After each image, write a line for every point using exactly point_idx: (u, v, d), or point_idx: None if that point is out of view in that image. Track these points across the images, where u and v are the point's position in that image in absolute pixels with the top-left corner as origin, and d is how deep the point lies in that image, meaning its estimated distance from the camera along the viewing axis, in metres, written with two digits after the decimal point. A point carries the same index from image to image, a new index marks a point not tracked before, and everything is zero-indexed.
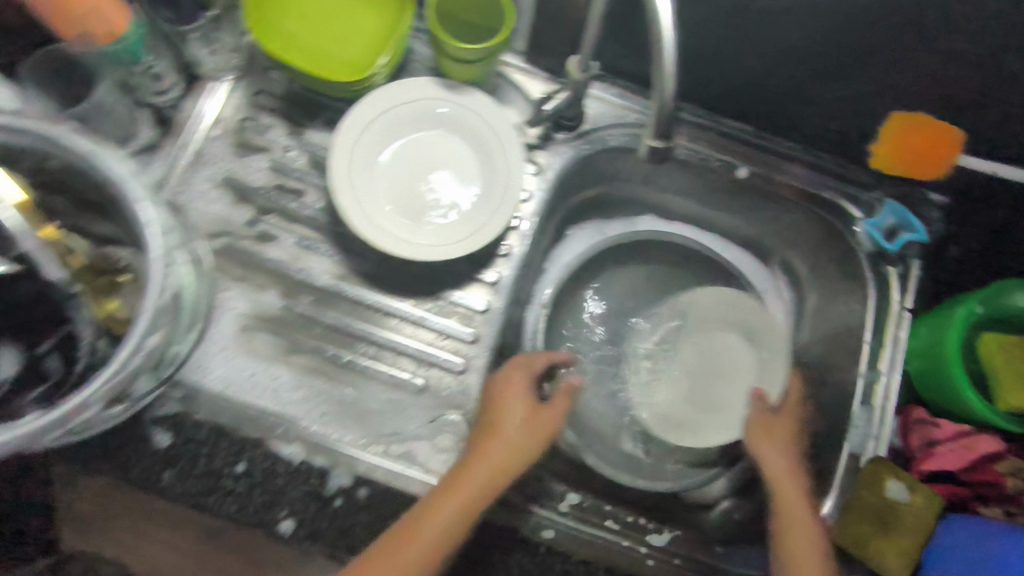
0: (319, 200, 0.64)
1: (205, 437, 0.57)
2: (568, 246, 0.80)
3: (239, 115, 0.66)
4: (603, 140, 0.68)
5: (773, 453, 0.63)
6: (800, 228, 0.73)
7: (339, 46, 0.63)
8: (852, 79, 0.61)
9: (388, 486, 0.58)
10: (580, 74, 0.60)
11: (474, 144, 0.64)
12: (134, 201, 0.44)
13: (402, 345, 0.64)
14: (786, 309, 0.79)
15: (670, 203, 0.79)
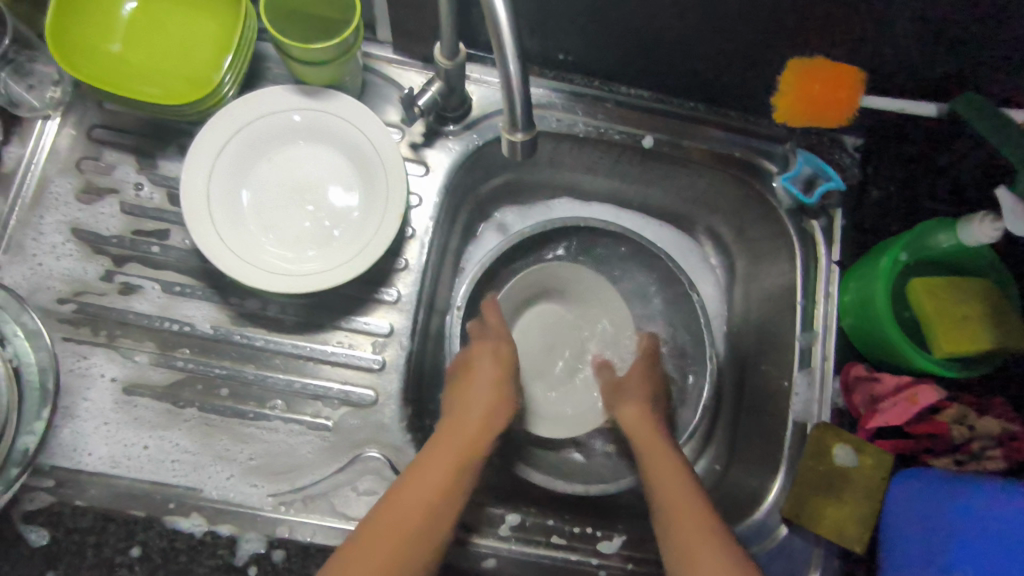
0: (187, 238, 0.58)
1: (89, 525, 0.50)
2: (485, 242, 0.74)
3: (78, 155, 0.58)
4: (495, 126, 0.63)
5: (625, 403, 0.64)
6: (717, 191, 0.70)
7: (174, 63, 0.56)
8: (736, 30, 0.56)
9: (309, 543, 0.52)
10: (448, 62, 0.54)
11: (346, 153, 0.58)
12: None
13: (305, 387, 0.57)
14: (718, 277, 0.76)
15: (583, 183, 0.74)
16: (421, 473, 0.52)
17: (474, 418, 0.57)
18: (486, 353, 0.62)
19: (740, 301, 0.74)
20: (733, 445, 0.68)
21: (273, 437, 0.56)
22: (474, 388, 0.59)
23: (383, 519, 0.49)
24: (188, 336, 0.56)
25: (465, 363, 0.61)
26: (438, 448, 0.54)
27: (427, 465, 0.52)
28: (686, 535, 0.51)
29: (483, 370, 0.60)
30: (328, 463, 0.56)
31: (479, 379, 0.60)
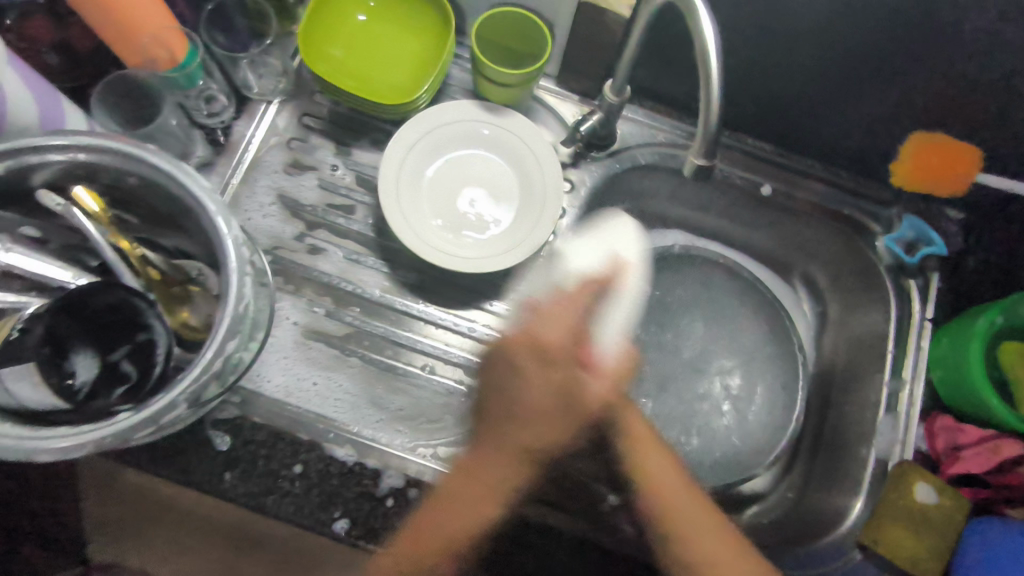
0: (368, 216, 0.68)
1: (263, 439, 0.59)
2: None
3: (290, 135, 0.70)
4: (633, 157, 0.73)
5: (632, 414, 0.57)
6: (821, 242, 0.77)
7: (383, 72, 0.67)
8: (865, 98, 0.65)
9: (439, 487, 0.60)
10: (614, 97, 0.64)
11: (511, 161, 0.68)
12: (211, 214, 0.47)
13: (448, 354, 0.67)
14: (809, 321, 0.83)
15: (696, 219, 0.82)
16: (496, 452, 0.53)
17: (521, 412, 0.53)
18: (571, 342, 0.55)
19: (829, 346, 0.80)
20: (810, 474, 0.74)
21: (420, 392, 0.66)
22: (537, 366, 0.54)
23: (450, 497, 0.53)
24: (356, 296, 0.67)
25: (536, 326, 0.55)
26: (535, 423, 0.54)
27: (501, 446, 0.53)
28: (694, 540, 0.52)
29: (574, 358, 0.55)
30: (462, 423, 0.65)
31: (561, 354, 0.55)
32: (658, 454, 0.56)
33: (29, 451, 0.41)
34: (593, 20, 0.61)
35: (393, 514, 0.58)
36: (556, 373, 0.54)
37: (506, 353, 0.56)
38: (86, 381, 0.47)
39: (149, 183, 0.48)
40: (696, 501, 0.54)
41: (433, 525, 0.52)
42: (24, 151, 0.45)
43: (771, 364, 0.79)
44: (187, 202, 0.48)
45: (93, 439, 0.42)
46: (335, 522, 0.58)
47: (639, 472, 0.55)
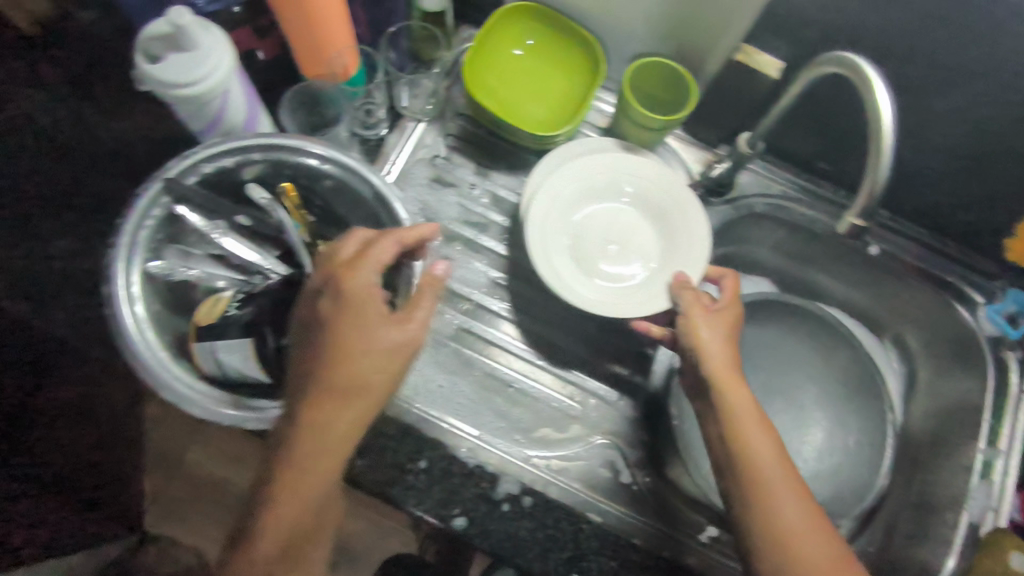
0: (500, 236, 0.74)
1: (394, 432, 0.62)
2: None
3: (434, 152, 0.75)
4: (750, 206, 0.77)
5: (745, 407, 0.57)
6: (920, 306, 0.80)
7: (530, 104, 0.73)
8: (987, 177, 0.68)
9: (550, 499, 0.63)
10: (747, 150, 0.68)
11: (643, 201, 0.73)
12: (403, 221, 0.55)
13: (561, 373, 0.73)
14: (897, 381, 0.85)
15: (796, 271, 0.86)
16: (310, 423, 0.48)
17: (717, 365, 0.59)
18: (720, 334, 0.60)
19: (918, 408, 0.82)
20: (893, 531, 0.75)
21: (539, 404, 0.71)
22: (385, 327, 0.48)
23: (299, 474, 0.48)
24: (481, 306, 0.73)
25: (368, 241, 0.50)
26: (729, 378, 0.58)
27: (328, 416, 0.48)
28: (787, 511, 0.53)
29: (363, 323, 0.48)
30: (569, 441, 0.68)
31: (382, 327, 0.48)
32: (769, 443, 0.55)
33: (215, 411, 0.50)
34: (743, 78, 0.65)
35: (509, 519, 0.61)
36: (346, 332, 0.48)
37: (322, 282, 0.49)
38: (268, 356, 0.54)
39: (348, 191, 0.57)
40: (787, 480, 0.54)
41: (297, 494, 0.48)
42: (253, 149, 0.54)
43: (857, 417, 0.82)
44: (381, 209, 0.57)
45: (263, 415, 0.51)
46: (454, 518, 0.61)
47: (749, 452, 0.55)
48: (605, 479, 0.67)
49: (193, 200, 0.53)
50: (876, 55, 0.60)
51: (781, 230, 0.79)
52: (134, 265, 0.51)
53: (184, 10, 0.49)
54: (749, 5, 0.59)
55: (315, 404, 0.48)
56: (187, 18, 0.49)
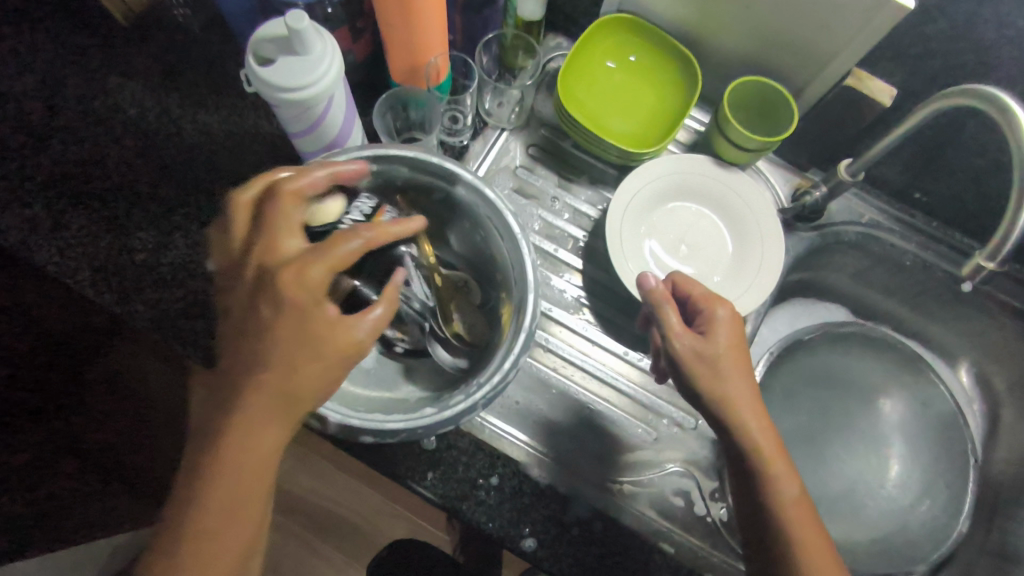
0: (576, 249, 0.73)
1: (467, 446, 0.62)
2: (778, 317, 0.84)
3: (516, 163, 0.74)
4: (838, 235, 0.74)
5: (758, 428, 0.52)
6: (1010, 346, 0.77)
7: (620, 118, 0.71)
8: None
9: (621, 525, 0.61)
10: (846, 177, 0.65)
11: (732, 221, 0.69)
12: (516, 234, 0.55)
13: (635, 395, 0.70)
14: (977, 421, 0.82)
15: (873, 301, 0.83)
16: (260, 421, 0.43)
17: (731, 390, 0.53)
18: (723, 367, 0.53)
19: (1001, 453, 0.78)
20: None
21: (618, 429, 0.68)
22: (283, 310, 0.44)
23: (218, 470, 0.42)
24: (558, 320, 0.71)
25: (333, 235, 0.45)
26: (747, 404, 0.53)
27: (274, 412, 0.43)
28: (800, 522, 0.50)
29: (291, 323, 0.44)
30: (641, 467, 0.66)
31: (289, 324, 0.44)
32: (780, 463, 0.52)
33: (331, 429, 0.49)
34: (851, 103, 0.63)
35: (579, 539, 0.60)
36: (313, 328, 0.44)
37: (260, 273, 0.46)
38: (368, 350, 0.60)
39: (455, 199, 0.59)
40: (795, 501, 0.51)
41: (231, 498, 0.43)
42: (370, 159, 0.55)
43: (933, 457, 0.79)
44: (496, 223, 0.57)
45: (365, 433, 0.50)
46: (524, 539, 0.60)
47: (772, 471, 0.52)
48: (679, 508, 0.64)
49: (312, 213, 0.53)
50: (1004, 85, 0.57)
51: (868, 259, 0.76)
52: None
53: (302, 14, 0.48)
54: (864, 40, 0.56)
55: (256, 400, 0.43)
56: (306, 22, 0.48)
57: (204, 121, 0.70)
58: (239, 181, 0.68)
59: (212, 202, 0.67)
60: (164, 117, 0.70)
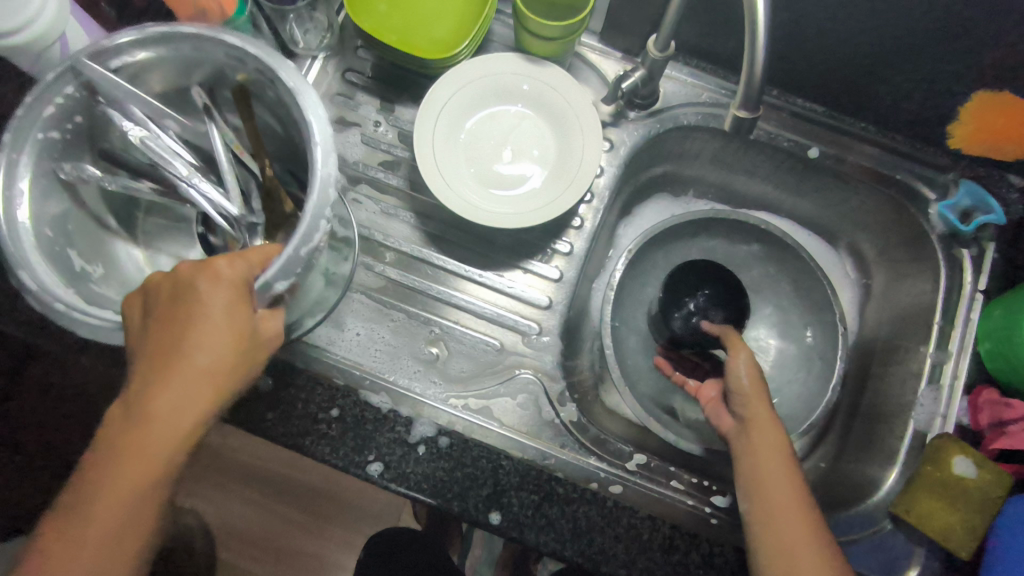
0: (406, 171, 0.71)
1: (304, 382, 0.60)
2: (647, 214, 0.82)
3: (333, 91, 0.71)
4: (675, 118, 0.71)
5: (185, 383, 0.42)
6: (869, 209, 0.75)
7: (427, 27, 0.68)
8: (925, 60, 0.62)
9: (467, 437, 0.62)
10: (659, 54, 0.63)
11: (553, 120, 0.67)
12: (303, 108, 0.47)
13: (480, 309, 0.71)
14: (851, 290, 0.81)
15: (738, 182, 0.81)
16: (134, 434, 0.41)
17: (212, 314, 0.42)
18: (195, 293, 0.42)
19: (872, 318, 0.78)
20: (844, 444, 0.73)
21: (466, 347, 0.69)
22: (193, 342, 0.42)
23: (86, 495, 0.41)
24: (397, 248, 0.71)
25: (215, 265, 0.43)
26: (174, 325, 0.43)
27: (136, 433, 0.42)
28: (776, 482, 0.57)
29: (192, 336, 0.42)
30: (491, 379, 0.67)
31: (191, 347, 0.42)
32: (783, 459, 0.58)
33: (98, 331, 0.47)
34: None
35: (419, 458, 0.60)
36: (168, 336, 0.42)
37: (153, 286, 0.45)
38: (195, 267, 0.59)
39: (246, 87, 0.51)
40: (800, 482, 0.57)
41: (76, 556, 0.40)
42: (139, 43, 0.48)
43: (806, 332, 0.79)
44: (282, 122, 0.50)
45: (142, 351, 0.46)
46: (369, 465, 0.59)
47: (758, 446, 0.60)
48: (529, 413, 0.66)
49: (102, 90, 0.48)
50: None
51: (715, 139, 0.74)
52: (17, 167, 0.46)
53: None
54: None
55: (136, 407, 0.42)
56: None
57: None
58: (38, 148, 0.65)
59: None
60: None
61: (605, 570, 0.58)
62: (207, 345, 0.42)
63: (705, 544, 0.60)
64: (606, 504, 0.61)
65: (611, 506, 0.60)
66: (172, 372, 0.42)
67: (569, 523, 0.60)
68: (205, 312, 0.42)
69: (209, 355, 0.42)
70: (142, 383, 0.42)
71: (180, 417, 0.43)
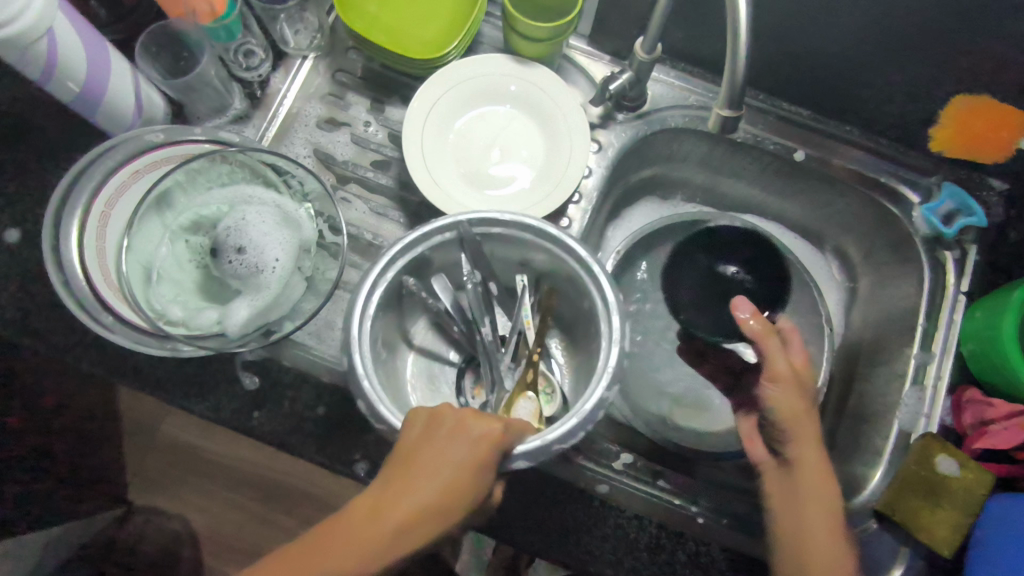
0: (397, 171, 0.69)
1: (291, 380, 0.62)
2: (634, 217, 0.84)
3: (323, 91, 0.71)
4: (663, 120, 0.72)
5: (384, 518, 0.42)
6: (854, 212, 0.76)
7: (416, 28, 0.68)
8: (907, 64, 0.63)
9: None
10: (645, 56, 0.64)
11: (542, 121, 0.67)
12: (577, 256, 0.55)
13: None
14: (838, 293, 0.82)
15: (725, 187, 0.82)
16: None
17: (451, 459, 0.44)
18: (440, 438, 0.46)
19: (857, 321, 0.79)
20: (830, 446, 0.74)
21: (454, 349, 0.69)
22: (416, 484, 0.44)
23: None
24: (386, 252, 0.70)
25: (442, 416, 0.47)
26: (431, 475, 0.44)
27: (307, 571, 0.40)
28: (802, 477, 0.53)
29: (421, 473, 0.44)
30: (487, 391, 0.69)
31: (424, 480, 0.44)
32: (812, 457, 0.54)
33: (137, 340, 0.56)
34: None
35: None
36: (416, 473, 0.44)
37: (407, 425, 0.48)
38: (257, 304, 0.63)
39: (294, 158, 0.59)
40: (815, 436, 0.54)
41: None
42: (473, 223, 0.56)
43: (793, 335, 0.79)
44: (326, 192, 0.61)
45: (154, 350, 0.56)
46: (356, 465, 0.60)
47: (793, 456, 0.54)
48: None
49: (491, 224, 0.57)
50: None
51: (702, 142, 0.74)
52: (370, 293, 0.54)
53: None
54: None
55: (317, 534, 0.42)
56: None
57: None
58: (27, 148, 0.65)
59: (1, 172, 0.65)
60: None
61: (592, 569, 0.59)
62: (450, 491, 0.44)
63: (691, 542, 0.61)
64: (592, 503, 0.61)
65: (597, 505, 0.61)
66: (367, 521, 0.42)
67: (554, 522, 0.60)
68: (450, 458, 0.45)
69: (449, 503, 0.43)
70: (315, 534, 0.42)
71: (398, 551, 0.41)
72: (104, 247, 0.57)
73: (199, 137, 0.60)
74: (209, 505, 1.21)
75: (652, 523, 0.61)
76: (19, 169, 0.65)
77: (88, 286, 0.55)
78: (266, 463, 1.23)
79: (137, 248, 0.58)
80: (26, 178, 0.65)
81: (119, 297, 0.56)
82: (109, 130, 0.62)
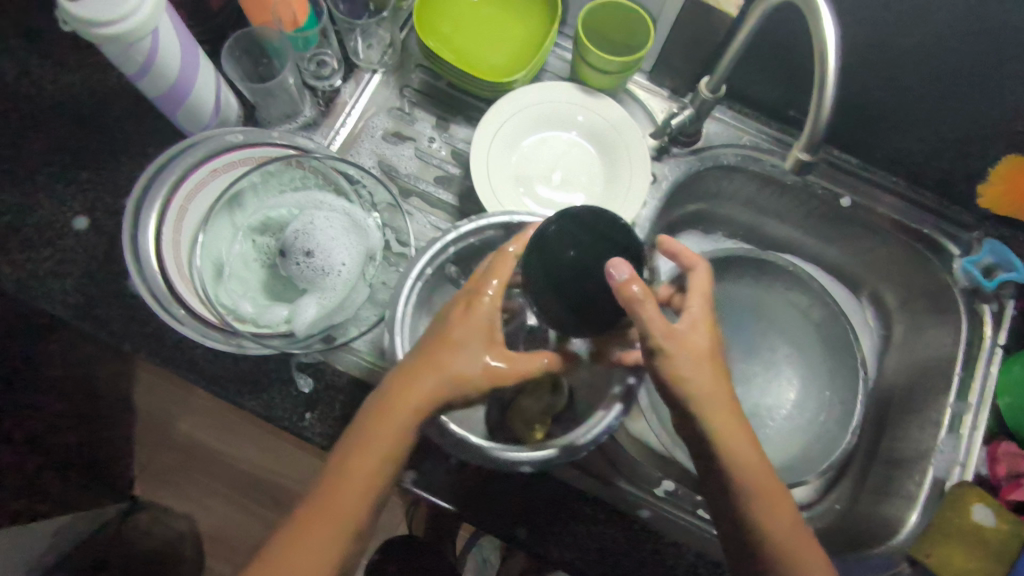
0: (456, 187, 0.71)
1: (343, 384, 0.63)
2: None
3: (390, 104, 0.73)
4: (716, 157, 0.74)
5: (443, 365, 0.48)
6: (893, 260, 0.78)
7: (486, 52, 0.70)
8: (962, 121, 0.65)
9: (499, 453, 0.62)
10: (709, 95, 0.66)
11: (603, 150, 0.70)
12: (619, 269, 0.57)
13: None
14: (872, 338, 0.84)
15: (766, 226, 0.84)
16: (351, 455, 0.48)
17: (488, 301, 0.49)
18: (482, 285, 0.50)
19: (891, 368, 0.80)
20: (860, 487, 0.74)
21: None
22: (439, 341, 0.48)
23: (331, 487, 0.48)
24: None
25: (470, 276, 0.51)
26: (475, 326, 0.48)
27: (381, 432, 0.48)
28: (738, 452, 0.49)
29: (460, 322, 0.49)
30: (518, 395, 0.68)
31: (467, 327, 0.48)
32: (743, 445, 0.49)
33: (204, 334, 0.57)
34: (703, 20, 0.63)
35: (453, 467, 0.61)
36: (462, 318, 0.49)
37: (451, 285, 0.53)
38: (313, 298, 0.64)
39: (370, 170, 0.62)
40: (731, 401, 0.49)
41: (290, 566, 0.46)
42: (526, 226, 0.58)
43: (826, 375, 0.81)
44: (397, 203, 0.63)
45: (218, 343, 0.57)
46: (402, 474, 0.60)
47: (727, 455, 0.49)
48: None
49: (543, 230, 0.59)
50: None
51: (752, 182, 0.76)
52: (412, 289, 0.56)
53: None
54: None
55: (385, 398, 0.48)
56: None
57: (66, 80, 0.68)
58: (103, 139, 0.67)
59: (75, 159, 0.67)
60: (21, 78, 0.68)
61: None
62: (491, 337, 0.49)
63: None
64: (633, 528, 0.61)
65: (637, 529, 0.61)
66: (411, 388, 0.48)
67: (596, 544, 0.61)
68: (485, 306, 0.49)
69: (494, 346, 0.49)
70: (372, 409, 0.49)
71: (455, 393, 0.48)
72: (178, 242, 0.58)
73: (277, 142, 0.62)
74: (217, 505, 1.20)
75: (691, 553, 0.61)
76: (94, 160, 0.67)
77: (163, 278, 0.56)
78: (275, 469, 1.22)
79: (209, 244, 0.59)
80: (101, 167, 0.67)
81: (188, 289, 0.57)
82: (185, 128, 0.64)
